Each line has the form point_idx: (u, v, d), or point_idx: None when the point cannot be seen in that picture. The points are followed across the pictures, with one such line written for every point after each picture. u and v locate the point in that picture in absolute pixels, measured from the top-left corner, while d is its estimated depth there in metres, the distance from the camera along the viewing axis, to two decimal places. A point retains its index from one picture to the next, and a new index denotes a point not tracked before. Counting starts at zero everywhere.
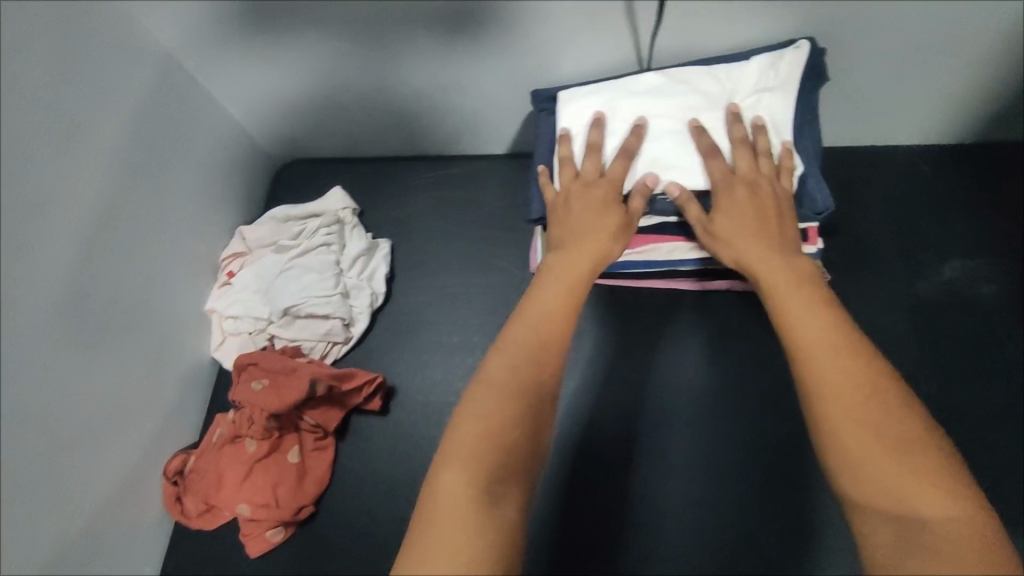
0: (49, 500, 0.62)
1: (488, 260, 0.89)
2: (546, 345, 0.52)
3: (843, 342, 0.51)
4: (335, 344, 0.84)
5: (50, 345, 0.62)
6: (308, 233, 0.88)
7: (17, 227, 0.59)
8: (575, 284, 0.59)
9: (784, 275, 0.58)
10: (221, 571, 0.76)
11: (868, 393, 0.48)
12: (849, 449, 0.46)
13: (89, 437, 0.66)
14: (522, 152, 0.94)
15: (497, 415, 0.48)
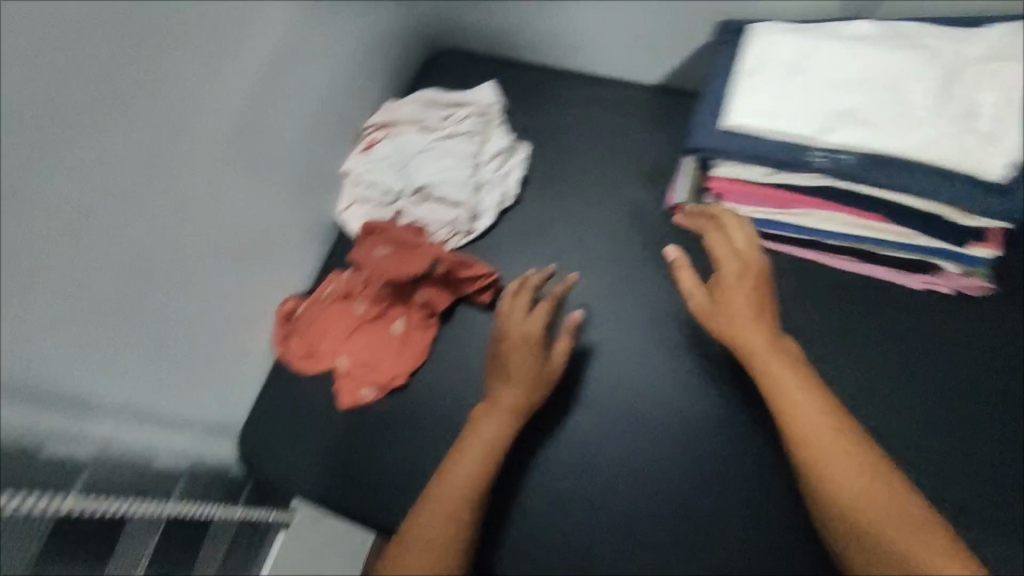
0: (188, 296, 0.67)
1: (623, 189, 0.85)
2: (480, 470, 0.62)
3: (831, 432, 0.54)
4: (457, 234, 0.84)
5: (214, 154, 0.66)
6: (454, 120, 0.88)
7: (217, 33, 0.63)
8: (508, 414, 0.66)
9: (770, 350, 0.60)
10: (309, 412, 0.80)
11: (866, 484, 0.52)
12: (844, 503, 0.52)
13: (227, 252, 0.71)
14: (680, 89, 0.90)
15: (454, 501, 0.59)
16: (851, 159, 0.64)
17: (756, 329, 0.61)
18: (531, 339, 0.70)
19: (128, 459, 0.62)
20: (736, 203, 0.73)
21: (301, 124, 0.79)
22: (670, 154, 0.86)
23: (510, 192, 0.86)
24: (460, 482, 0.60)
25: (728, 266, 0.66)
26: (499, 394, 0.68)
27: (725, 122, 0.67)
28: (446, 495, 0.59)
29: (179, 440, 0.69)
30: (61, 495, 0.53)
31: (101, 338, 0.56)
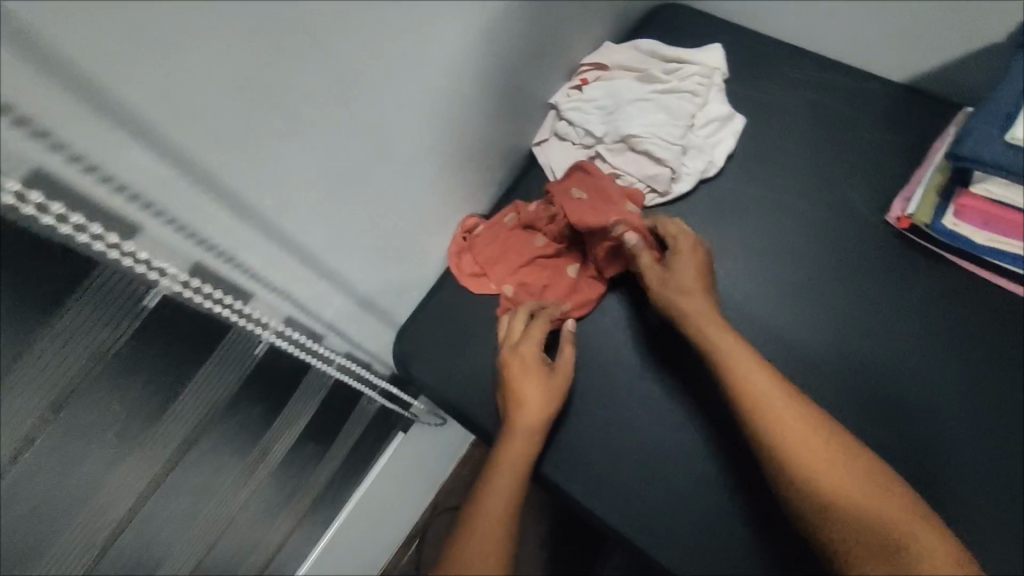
0: (400, 186, 0.68)
1: (837, 186, 0.79)
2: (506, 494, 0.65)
3: (792, 407, 0.61)
4: (651, 192, 0.81)
5: (461, 52, 0.66)
6: (678, 76, 0.84)
7: None
8: (519, 451, 0.69)
9: (727, 333, 0.66)
10: (465, 328, 0.81)
11: (822, 450, 0.58)
12: (819, 479, 0.57)
13: (438, 150, 0.72)
14: (929, 93, 0.82)
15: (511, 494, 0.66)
16: None
17: (715, 318, 0.67)
18: (530, 359, 0.73)
19: (316, 327, 0.64)
20: (981, 227, 0.68)
21: (529, 44, 0.78)
22: (901, 161, 0.79)
23: (715, 162, 0.81)
24: (505, 480, 0.66)
25: (679, 243, 0.73)
26: (517, 416, 0.70)
27: (1011, 134, 0.60)
28: (491, 507, 0.64)
29: (354, 323, 0.71)
30: (263, 329, 0.57)
31: (329, 206, 0.58)
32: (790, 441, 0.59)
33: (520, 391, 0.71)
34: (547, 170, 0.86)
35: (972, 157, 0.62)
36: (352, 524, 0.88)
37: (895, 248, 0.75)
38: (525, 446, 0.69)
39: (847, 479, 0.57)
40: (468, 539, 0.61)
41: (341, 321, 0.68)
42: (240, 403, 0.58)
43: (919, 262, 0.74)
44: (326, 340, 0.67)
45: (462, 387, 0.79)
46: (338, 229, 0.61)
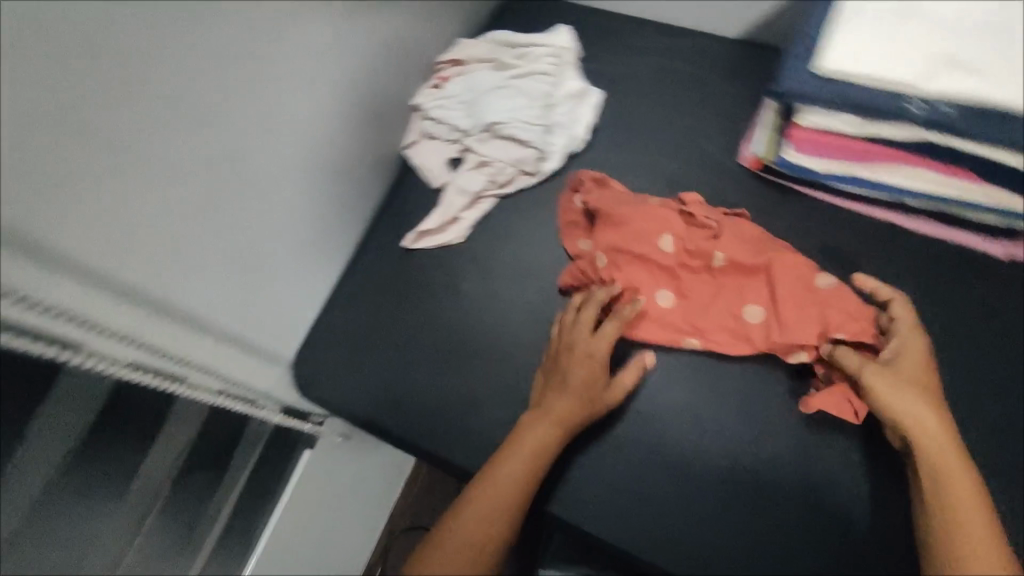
0: (263, 203, 0.67)
1: (696, 143, 0.83)
2: (514, 486, 0.63)
3: (976, 509, 0.54)
4: (523, 174, 0.83)
5: (302, 65, 0.66)
6: (530, 59, 0.87)
7: None
8: (545, 449, 0.65)
9: (933, 410, 0.59)
10: (359, 337, 0.80)
11: (987, 551, 0.52)
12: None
13: (299, 164, 0.71)
14: (762, 42, 0.87)
15: (507, 491, 0.63)
16: (945, 109, 0.62)
17: (917, 398, 0.60)
18: (596, 360, 0.68)
19: (175, 367, 0.59)
20: (817, 155, 0.72)
21: (379, 47, 0.78)
22: (748, 108, 0.84)
23: (579, 135, 0.84)
24: (508, 482, 0.63)
25: (913, 344, 0.64)
26: (551, 406, 0.67)
27: (817, 65, 0.66)
28: (490, 495, 0.62)
29: (228, 358, 0.66)
30: (116, 364, 0.53)
31: (160, 232, 0.53)
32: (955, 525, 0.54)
33: (585, 396, 0.67)
34: (419, 170, 0.86)
35: (790, 92, 0.67)
36: (283, 564, 0.84)
37: (754, 190, 0.79)
38: (543, 444, 0.65)
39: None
40: (454, 545, 0.60)
41: (210, 360, 0.63)
42: (106, 448, 0.55)
43: (778, 198, 0.78)
44: (190, 379, 0.61)
45: (365, 393, 0.77)
46: (180, 257, 0.56)
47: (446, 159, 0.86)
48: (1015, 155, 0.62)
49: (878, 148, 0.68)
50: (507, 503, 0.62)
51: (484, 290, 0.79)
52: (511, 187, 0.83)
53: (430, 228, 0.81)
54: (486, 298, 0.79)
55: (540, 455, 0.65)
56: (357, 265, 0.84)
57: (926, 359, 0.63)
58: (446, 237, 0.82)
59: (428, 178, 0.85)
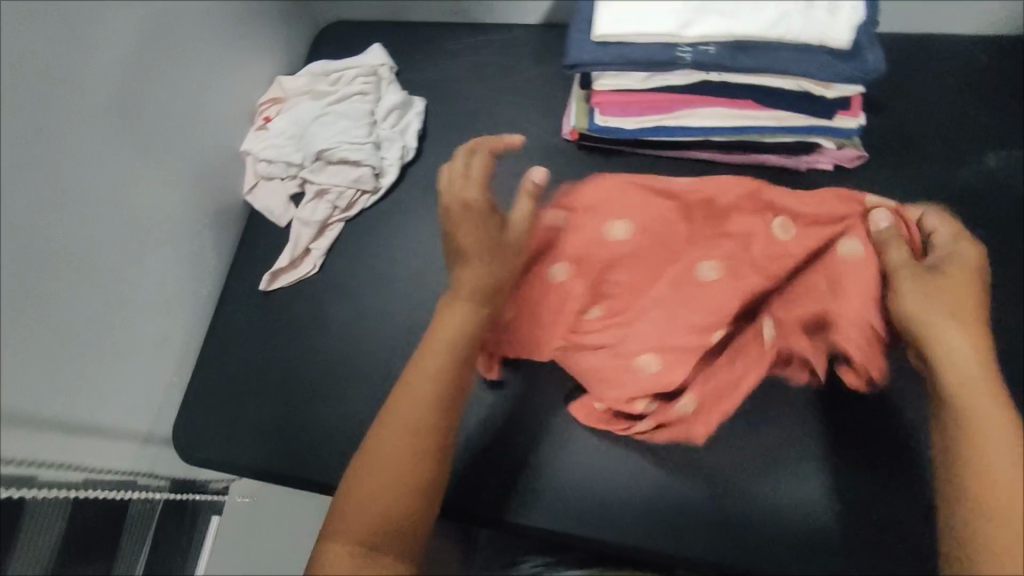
0: (94, 286, 0.65)
1: (520, 127, 0.87)
2: (440, 385, 0.58)
3: (1009, 431, 0.50)
4: (363, 193, 0.84)
5: (96, 139, 0.65)
6: (345, 82, 0.88)
7: (71, 24, 0.62)
8: (462, 341, 0.60)
9: (967, 330, 0.56)
10: (237, 392, 0.79)
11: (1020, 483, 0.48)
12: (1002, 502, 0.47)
13: (129, 239, 0.70)
14: (561, 23, 0.92)
15: (417, 415, 0.56)
16: (706, 51, 0.67)
17: (950, 319, 0.57)
18: (474, 208, 0.67)
19: (20, 470, 0.56)
20: (623, 114, 0.76)
21: (189, 104, 0.77)
22: (561, 85, 0.88)
23: (409, 145, 0.86)
24: (420, 408, 0.56)
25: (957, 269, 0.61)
26: (455, 288, 0.63)
27: (596, 34, 0.69)
28: (412, 399, 0.56)
29: (82, 448, 0.64)
30: None
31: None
32: (984, 446, 0.50)
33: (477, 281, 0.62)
34: (264, 214, 0.86)
35: (576, 63, 0.71)
36: None
37: (582, 159, 0.84)
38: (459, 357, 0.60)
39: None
40: (367, 482, 0.53)
41: (60, 453, 0.61)
42: None
43: (602, 162, 0.83)
44: (38, 480, 0.59)
45: (249, 443, 0.76)
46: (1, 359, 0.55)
47: (288, 196, 0.86)
48: (786, 80, 0.69)
49: (669, 96, 0.74)
50: (422, 427, 0.55)
51: (350, 313, 0.81)
52: (355, 209, 0.84)
53: (282, 266, 0.83)
54: (353, 320, 0.80)
55: (452, 363, 0.59)
56: (220, 320, 0.83)
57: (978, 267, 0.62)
58: (301, 271, 0.83)
59: (275, 219, 0.86)
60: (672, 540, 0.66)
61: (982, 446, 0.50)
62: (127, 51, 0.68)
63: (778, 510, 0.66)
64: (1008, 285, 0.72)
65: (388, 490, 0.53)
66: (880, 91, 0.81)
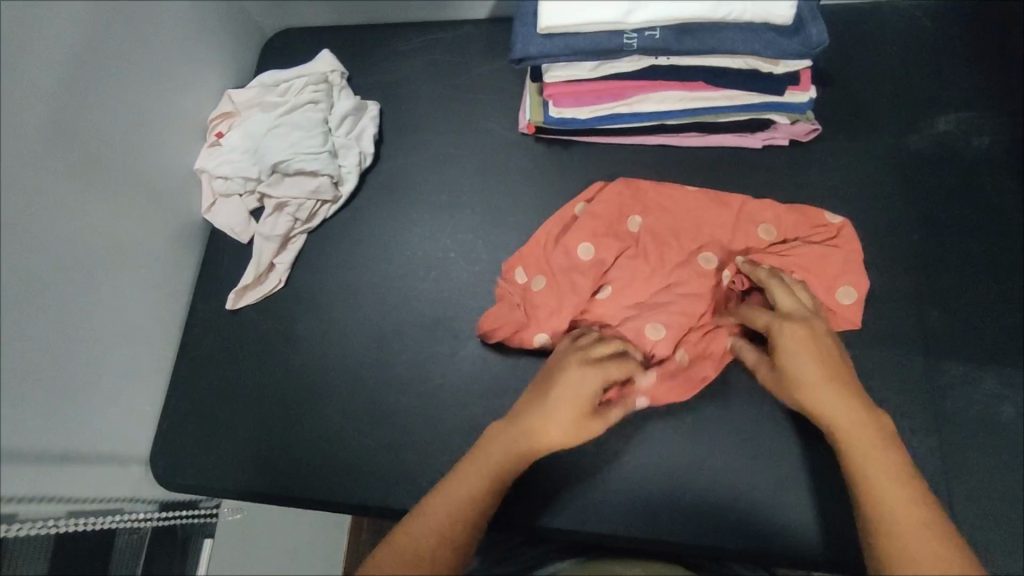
0: (56, 321, 0.64)
1: (476, 124, 0.86)
2: (483, 498, 0.58)
3: (901, 493, 0.53)
4: (324, 203, 0.83)
5: (48, 171, 0.63)
6: (295, 91, 0.87)
7: (15, 53, 0.59)
8: (517, 462, 0.60)
9: (836, 399, 0.59)
10: (214, 413, 0.78)
11: (925, 540, 0.51)
12: (894, 533, 0.52)
13: (89, 270, 0.68)
14: (508, 17, 0.92)
15: (444, 531, 0.55)
16: (652, 36, 0.67)
17: (818, 389, 0.59)
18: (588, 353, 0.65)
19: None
20: (576, 104, 0.76)
21: (141, 124, 0.75)
22: (514, 80, 0.88)
23: (367, 151, 0.86)
24: (451, 512, 0.56)
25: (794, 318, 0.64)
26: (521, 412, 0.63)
27: (541, 26, 0.68)
28: (451, 501, 0.57)
29: (57, 482, 0.63)
30: None
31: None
32: (884, 517, 0.53)
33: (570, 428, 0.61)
34: (225, 231, 0.84)
35: (525, 56, 0.70)
36: None
37: (541, 152, 0.83)
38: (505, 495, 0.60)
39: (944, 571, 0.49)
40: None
41: (37, 488, 0.61)
42: None
43: (560, 152, 0.83)
44: (20, 516, 0.59)
45: (229, 465, 0.76)
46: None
47: (247, 212, 0.85)
48: (733, 58, 0.69)
49: (622, 83, 0.74)
50: (445, 534, 0.55)
51: (320, 326, 0.80)
52: (316, 220, 0.83)
53: (248, 282, 0.81)
54: (323, 332, 0.80)
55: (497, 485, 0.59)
56: (189, 341, 0.82)
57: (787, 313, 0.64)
58: (267, 286, 0.82)
59: (236, 236, 0.85)
60: (658, 523, 0.66)
61: (886, 520, 0.53)
62: (72, 75, 0.66)
63: (757, 485, 0.67)
64: (964, 246, 0.73)
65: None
66: (830, 62, 0.82)
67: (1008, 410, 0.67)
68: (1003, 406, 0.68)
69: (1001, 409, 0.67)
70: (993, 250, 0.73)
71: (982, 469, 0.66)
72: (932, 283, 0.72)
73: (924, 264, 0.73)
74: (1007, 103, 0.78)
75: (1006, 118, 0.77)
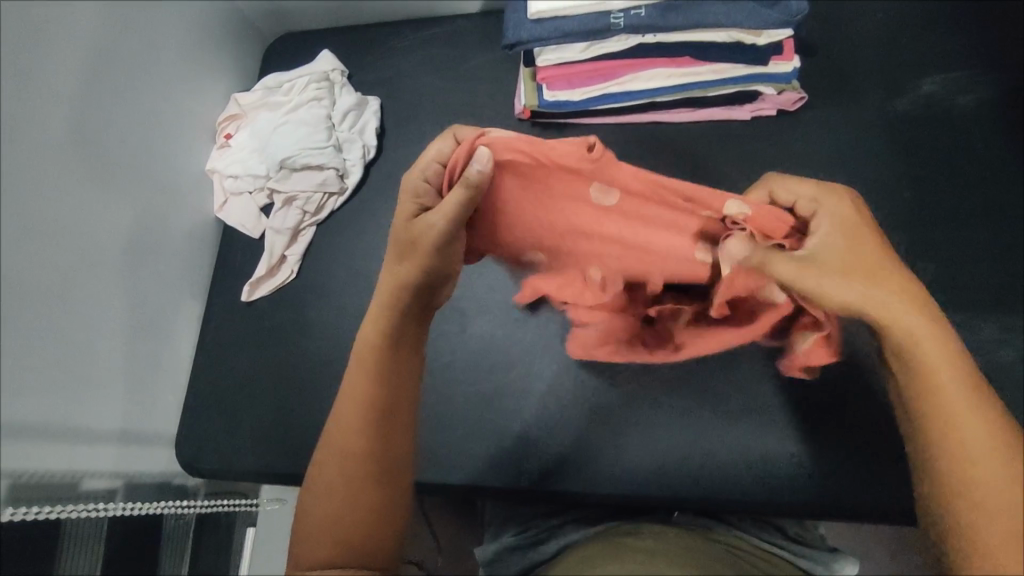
0: (84, 314, 0.67)
1: (475, 113, 0.89)
2: (358, 429, 0.56)
3: (973, 404, 0.50)
4: (331, 195, 0.87)
5: (71, 171, 0.66)
6: (298, 90, 0.90)
7: (32, 60, 0.62)
8: (385, 366, 0.58)
9: (918, 315, 0.54)
10: (238, 401, 0.81)
11: (987, 441, 0.49)
12: (967, 455, 0.48)
13: (112, 265, 0.71)
14: (497, 10, 0.95)
15: (353, 434, 0.55)
16: (639, 15, 0.69)
17: (892, 295, 0.56)
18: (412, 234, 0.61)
19: (56, 482, 0.62)
20: (570, 86, 0.79)
21: (160, 132, 0.80)
22: (508, 68, 0.91)
23: (370, 143, 0.89)
24: (343, 452, 0.55)
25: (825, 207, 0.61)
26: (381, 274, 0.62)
27: (532, 11, 0.71)
28: (336, 447, 0.56)
29: (86, 469, 0.66)
30: None
31: (8, 365, 0.57)
32: (946, 423, 0.50)
33: (400, 243, 0.61)
34: (238, 228, 0.88)
35: (516, 41, 0.73)
36: None
37: (538, 136, 0.86)
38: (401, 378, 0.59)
39: (1004, 481, 0.47)
40: (315, 523, 0.54)
41: (88, 465, 0.66)
42: None
43: (557, 134, 0.85)
44: (81, 488, 0.65)
45: (252, 448, 0.79)
46: (33, 382, 0.60)
47: (257, 208, 0.88)
48: (718, 32, 0.72)
49: (613, 62, 0.76)
50: (352, 473, 0.55)
51: (332, 312, 0.83)
52: (324, 211, 0.87)
53: (260, 275, 0.85)
54: (336, 317, 0.83)
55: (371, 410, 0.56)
56: (209, 334, 0.85)
57: (852, 237, 0.59)
58: (280, 278, 0.85)
59: (248, 232, 0.88)
60: (668, 483, 0.70)
61: (946, 430, 0.50)
62: (86, 80, 0.69)
63: (759, 443, 0.70)
64: (955, 200, 0.75)
65: (342, 515, 0.53)
66: (814, 34, 0.84)
67: (1007, 354, 0.69)
68: (1000, 350, 0.69)
69: (1000, 353, 0.69)
70: (985, 201, 0.75)
71: None
72: (925, 238, 0.74)
73: (916, 219, 0.75)
74: (990, 61, 0.80)
75: (989, 76, 0.79)
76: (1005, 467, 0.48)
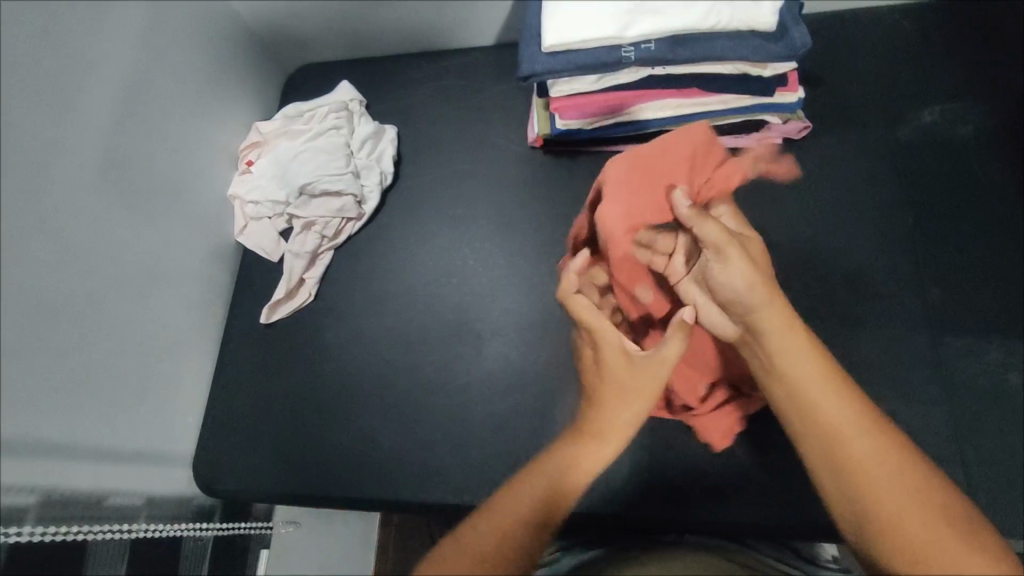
0: (112, 333, 0.69)
1: (488, 141, 0.92)
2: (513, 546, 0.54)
3: (854, 426, 0.54)
4: (349, 220, 0.89)
5: (99, 195, 0.69)
6: (319, 119, 0.93)
7: (67, 92, 0.65)
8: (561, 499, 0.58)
9: (810, 355, 0.56)
10: (254, 423, 0.83)
11: (874, 453, 0.53)
12: (861, 480, 0.52)
13: (137, 287, 0.73)
14: (512, 42, 0.98)
15: (513, 539, 0.54)
16: (649, 49, 0.72)
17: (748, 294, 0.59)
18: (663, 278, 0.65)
19: (79, 500, 0.64)
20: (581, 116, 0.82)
21: (183, 160, 0.83)
22: (521, 98, 0.94)
23: (387, 170, 0.91)
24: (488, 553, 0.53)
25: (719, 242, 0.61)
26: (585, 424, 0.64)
27: (545, 44, 0.74)
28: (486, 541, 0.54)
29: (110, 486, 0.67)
30: None
31: (38, 381, 0.60)
32: (831, 438, 0.54)
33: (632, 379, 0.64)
34: (257, 251, 0.90)
35: (531, 74, 0.76)
36: None
37: (549, 164, 0.89)
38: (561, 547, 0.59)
39: (898, 489, 0.51)
40: None
41: (113, 484, 0.68)
42: None
43: (568, 162, 0.88)
44: (101, 509, 0.66)
45: (269, 468, 0.80)
46: (59, 403, 0.62)
47: (277, 232, 0.90)
48: (724, 64, 0.75)
49: (624, 92, 0.79)
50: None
51: (348, 334, 0.85)
52: (341, 236, 0.89)
53: (279, 297, 0.86)
54: (352, 339, 0.85)
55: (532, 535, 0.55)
56: (227, 355, 0.86)
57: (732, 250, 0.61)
58: (298, 300, 0.87)
59: (267, 256, 0.90)
60: (682, 506, 0.71)
61: (835, 442, 0.54)
62: (117, 110, 0.72)
63: (772, 465, 0.71)
64: (959, 225, 0.77)
65: None
66: (816, 65, 0.87)
67: (1014, 377, 0.70)
68: (1008, 374, 0.70)
69: (1006, 376, 0.70)
70: (989, 225, 0.77)
71: (993, 433, 0.69)
72: (930, 260, 0.76)
73: (922, 243, 0.77)
74: (988, 92, 0.83)
75: (989, 107, 0.82)
76: (892, 468, 0.52)
